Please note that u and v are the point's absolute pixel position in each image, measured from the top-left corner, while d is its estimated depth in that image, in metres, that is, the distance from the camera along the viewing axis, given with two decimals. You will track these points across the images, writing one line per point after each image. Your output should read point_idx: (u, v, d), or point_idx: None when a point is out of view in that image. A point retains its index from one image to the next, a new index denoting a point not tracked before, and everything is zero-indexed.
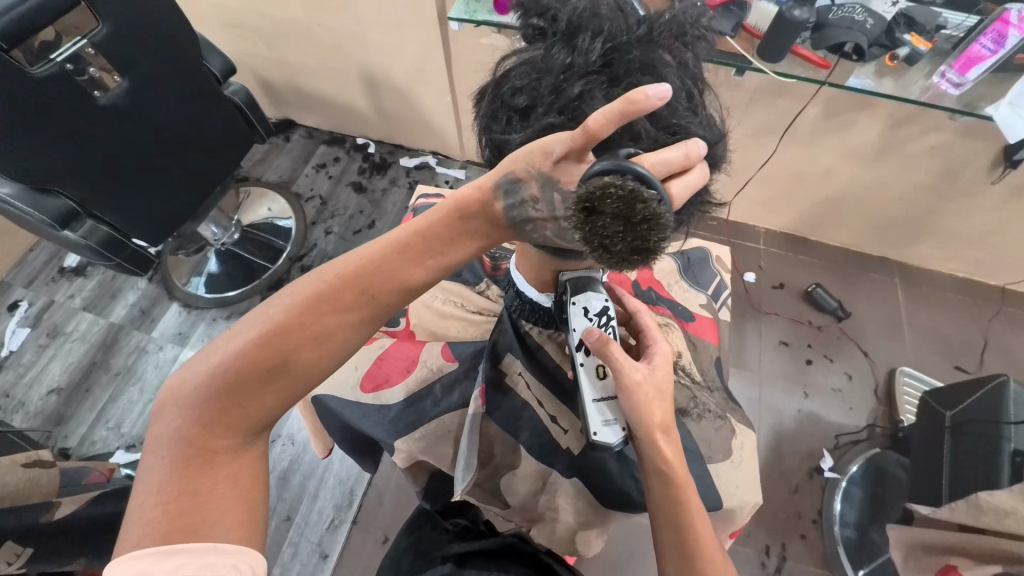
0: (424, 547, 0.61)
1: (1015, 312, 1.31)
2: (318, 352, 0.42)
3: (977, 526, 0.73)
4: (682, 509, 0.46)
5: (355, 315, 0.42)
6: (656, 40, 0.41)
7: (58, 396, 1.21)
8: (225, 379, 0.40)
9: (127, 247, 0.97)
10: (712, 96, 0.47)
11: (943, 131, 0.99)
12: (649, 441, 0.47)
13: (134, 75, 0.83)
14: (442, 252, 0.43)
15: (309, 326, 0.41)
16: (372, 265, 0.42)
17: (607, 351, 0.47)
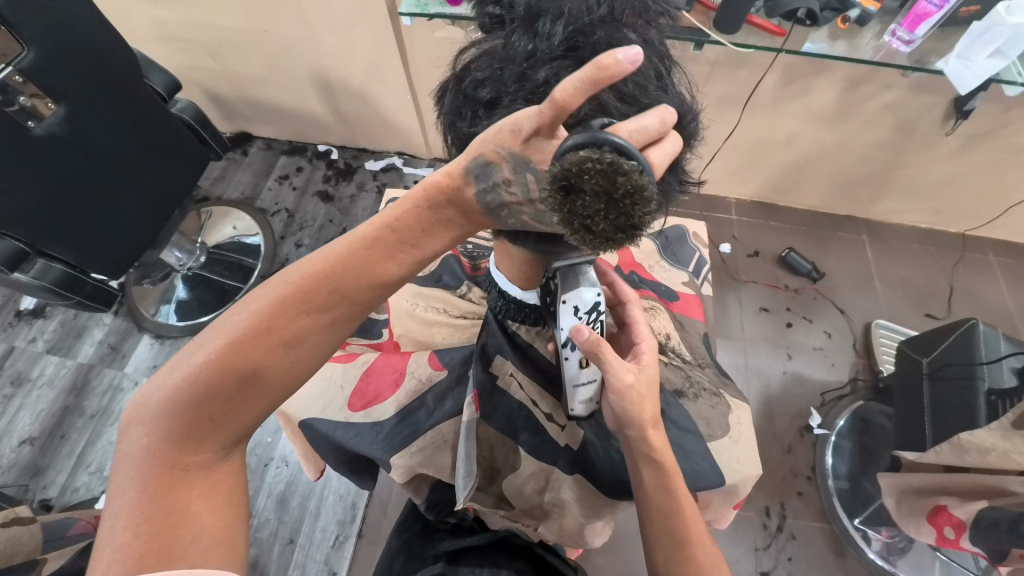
0: (415, 548, 0.61)
1: (976, 256, 1.37)
2: (291, 357, 0.40)
3: (962, 465, 0.77)
4: (672, 500, 0.47)
5: (328, 317, 0.41)
6: (621, 19, 0.39)
7: (31, 446, 1.15)
8: (191, 391, 0.38)
9: (87, 283, 0.93)
10: (680, 72, 0.46)
11: (897, 88, 1.01)
12: (642, 432, 0.47)
13: (71, 101, 0.78)
14: (415, 243, 0.41)
15: (276, 331, 0.39)
16: (340, 263, 0.40)
17: (598, 351, 0.45)
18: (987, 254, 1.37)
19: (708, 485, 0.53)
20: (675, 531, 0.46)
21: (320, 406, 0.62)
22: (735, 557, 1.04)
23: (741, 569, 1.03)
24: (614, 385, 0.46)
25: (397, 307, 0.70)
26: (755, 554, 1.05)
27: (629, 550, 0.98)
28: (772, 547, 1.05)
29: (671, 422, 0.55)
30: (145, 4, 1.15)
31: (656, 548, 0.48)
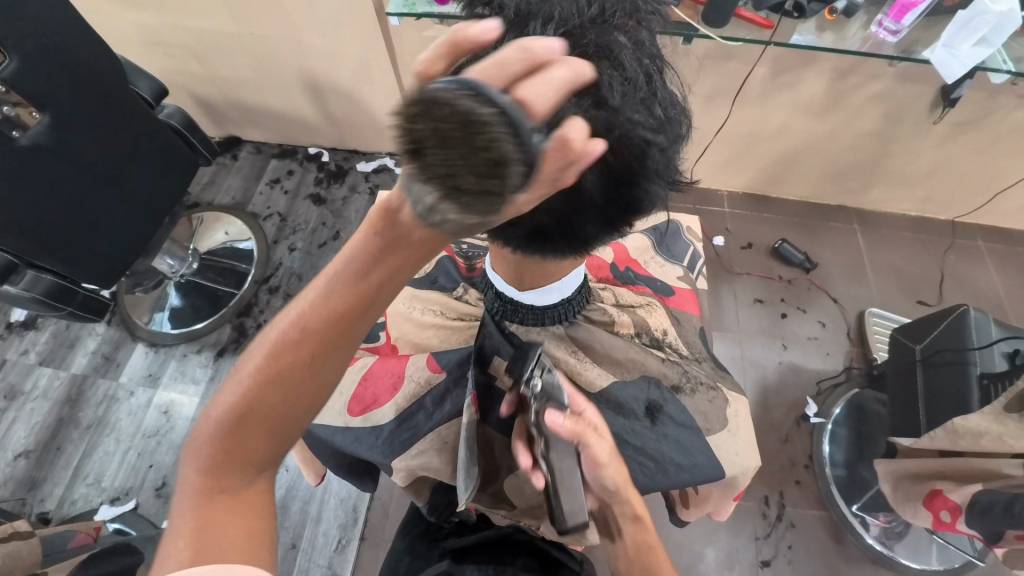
0: (420, 548, 0.62)
1: (966, 242, 1.38)
2: (291, 408, 0.35)
3: (956, 450, 0.78)
4: (648, 551, 0.53)
5: (308, 362, 0.34)
6: (611, 21, 0.36)
7: (27, 460, 1.14)
8: (210, 443, 0.36)
9: (78, 293, 0.92)
10: (672, 73, 0.43)
11: (885, 78, 1.02)
12: (623, 494, 0.51)
13: (55, 109, 0.77)
14: (377, 267, 0.32)
15: (271, 382, 0.34)
16: (305, 306, 0.33)
17: (575, 430, 0.47)
18: (977, 240, 1.39)
19: (707, 478, 0.54)
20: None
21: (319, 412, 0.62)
22: (735, 547, 1.05)
23: (741, 558, 1.05)
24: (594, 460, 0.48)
25: (393, 311, 0.69)
26: (754, 543, 1.06)
27: None
28: (772, 536, 1.06)
29: (670, 418, 0.56)
30: (128, 9, 1.13)
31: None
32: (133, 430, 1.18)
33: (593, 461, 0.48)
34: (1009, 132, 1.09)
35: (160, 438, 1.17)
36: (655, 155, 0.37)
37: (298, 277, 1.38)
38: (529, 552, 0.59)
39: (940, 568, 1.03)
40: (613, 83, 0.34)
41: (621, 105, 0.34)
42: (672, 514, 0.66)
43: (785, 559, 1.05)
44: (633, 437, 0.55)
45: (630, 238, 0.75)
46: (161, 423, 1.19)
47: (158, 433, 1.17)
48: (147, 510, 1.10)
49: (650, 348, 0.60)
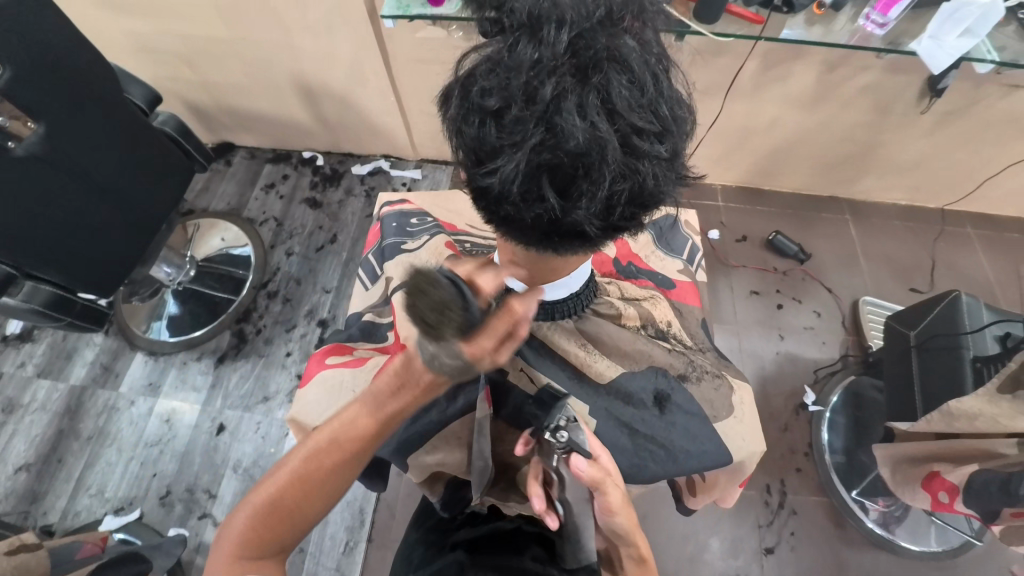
0: (434, 539, 0.62)
1: (955, 229, 1.41)
2: (320, 497, 0.44)
3: (952, 432, 0.79)
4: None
5: (337, 468, 0.43)
6: (618, 23, 0.37)
7: (28, 473, 1.14)
8: (248, 523, 0.43)
9: (76, 303, 0.92)
10: (677, 70, 0.42)
11: (873, 70, 1.04)
12: (631, 538, 0.51)
13: (52, 119, 0.77)
14: (393, 401, 0.42)
15: (301, 484, 0.43)
16: (339, 423, 0.43)
17: (595, 480, 0.48)
18: (966, 228, 1.41)
19: (714, 464, 0.56)
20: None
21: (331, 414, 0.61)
22: (739, 535, 1.07)
23: (745, 546, 1.06)
24: (606, 504, 0.49)
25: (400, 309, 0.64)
26: (757, 531, 1.07)
27: None
28: (774, 524, 1.08)
29: (677, 406, 0.57)
30: (119, 17, 1.13)
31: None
32: (134, 440, 1.17)
33: (605, 504, 0.49)
34: (993, 120, 1.11)
35: (162, 447, 1.16)
36: (662, 154, 0.39)
37: (296, 282, 1.37)
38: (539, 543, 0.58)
39: (939, 549, 1.05)
40: (623, 89, 0.36)
41: (628, 110, 0.36)
42: (678, 503, 0.67)
43: (788, 546, 1.06)
44: (642, 425, 0.56)
45: None
46: (163, 431, 1.18)
47: (160, 441, 1.17)
48: (151, 519, 1.09)
49: (656, 339, 0.61)
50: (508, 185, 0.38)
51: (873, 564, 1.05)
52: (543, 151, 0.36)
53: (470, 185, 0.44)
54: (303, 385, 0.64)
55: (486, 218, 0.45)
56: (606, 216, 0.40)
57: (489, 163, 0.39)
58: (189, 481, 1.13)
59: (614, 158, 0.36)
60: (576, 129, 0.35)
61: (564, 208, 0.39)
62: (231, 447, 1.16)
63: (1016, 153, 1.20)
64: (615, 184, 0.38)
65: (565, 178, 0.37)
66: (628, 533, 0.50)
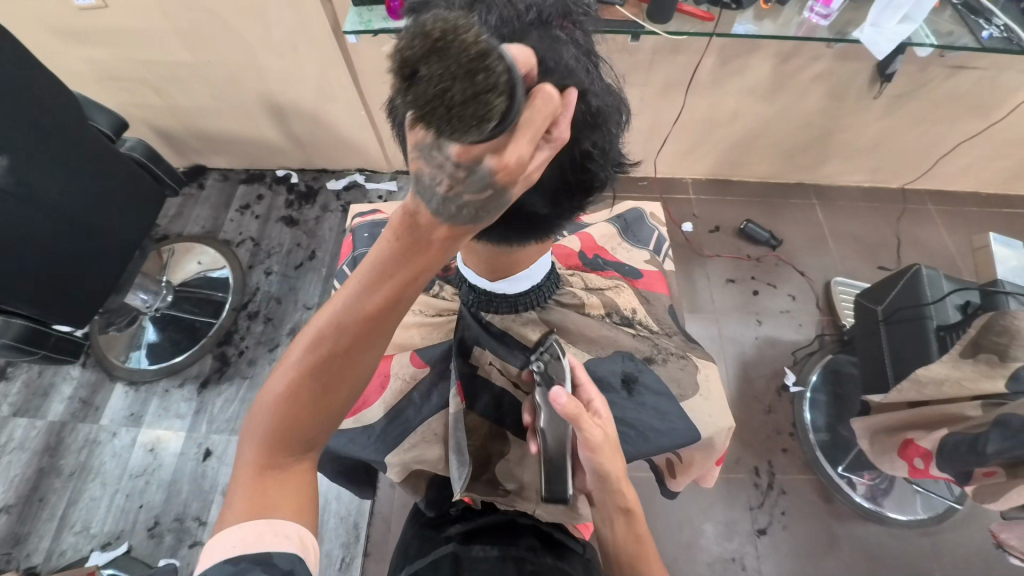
0: (428, 533, 0.61)
1: (916, 207, 1.47)
2: (337, 400, 0.39)
3: (922, 399, 0.82)
4: (638, 546, 0.55)
5: (350, 361, 0.37)
6: (546, 23, 0.38)
7: (9, 515, 1.11)
8: (264, 431, 0.38)
9: (51, 335, 0.92)
10: (606, 66, 0.44)
11: (824, 59, 1.08)
12: (618, 486, 0.53)
13: (15, 152, 0.76)
14: (405, 273, 0.34)
15: (314, 383, 0.37)
16: (342, 309, 0.36)
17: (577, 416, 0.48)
18: (927, 205, 1.47)
19: (685, 441, 0.57)
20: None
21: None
22: (731, 519, 1.09)
23: (739, 528, 1.08)
24: (586, 444, 0.50)
25: None
26: (750, 513, 1.09)
27: None
28: (765, 504, 1.10)
29: (645, 387, 0.59)
30: (80, 46, 1.12)
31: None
32: (119, 472, 1.15)
33: (588, 443, 0.50)
34: (942, 100, 1.17)
35: (148, 477, 1.14)
36: (598, 139, 0.40)
37: (276, 301, 1.37)
38: (535, 534, 0.60)
39: (925, 516, 1.08)
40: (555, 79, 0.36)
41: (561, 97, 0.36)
42: (660, 485, 0.69)
43: (780, 525, 1.08)
44: (614, 409, 0.57)
45: (597, 227, 0.78)
46: (148, 461, 1.16)
47: (146, 472, 1.15)
48: (140, 552, 1.07)
49: (621, 326, 0.63)
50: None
51: (863, 536, 1.07)
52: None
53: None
54: None
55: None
56: (547, 197, 0.41)
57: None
58: (177, 510, 1.11)
59: None
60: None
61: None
62: (219, 472, 1.15)
63: (966, 131, 1.25)
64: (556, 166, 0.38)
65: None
66: (614, 483, 0.53)
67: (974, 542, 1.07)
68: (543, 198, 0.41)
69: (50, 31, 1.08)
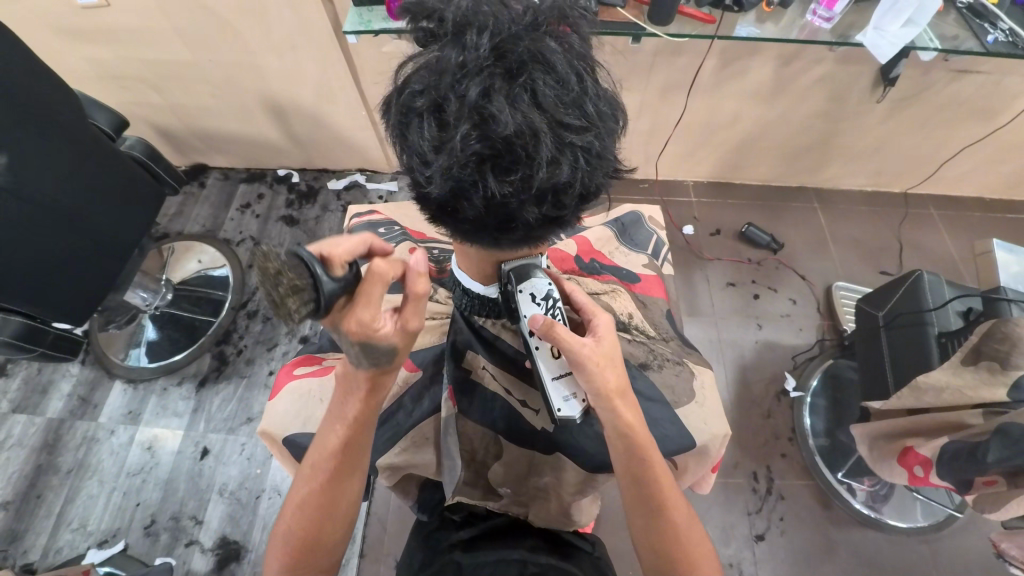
0: (432, 541, 0.60)
1: (919, 212, 1.46)
2: (337, 511, 0.52)
3: (921, 406, 0.82)
4: (644, 467, 0.51)
5: (338, 479, 0.51)
6: (541, 27, 0.38)
7: (6, 511, 1.11)
8: (290, 543, 0.52)
9: (49, 333, 0.92)
10: (603, 70, 0.43)
11: (826, 62, 1.08)
12: (609, 402, 0.50)
13: (14, 150, 0.76)
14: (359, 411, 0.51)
15: (317, 500, 0.51)
16: (321, 444, 0.51)
17: (553, 334, 0.49)
18: (929, 209, 1.46)
19: (679, 448, 0.57)
20: (648, 499, 0.51)
21: (303, 421, 0.61)
22: (729, 524, 1.08)
23: (736, 534, 1.07)
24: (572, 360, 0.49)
25: None
26: (747, 518, 1.09)
27: (622, 529, 1.01)
28: (763, 510, 1.09)
29: (639, 394, 0.58)
30: (81, 45, 1.12)
31: (635, 516, 0.52)
32: (116, 470, 1.15)
33: (573, 358, 0.49)
34: (945, 105, 1.16)
35: (145, 476, 1.14)
36: (594, 144, 0.39)
37: None
38: (539, 535, 0.60)
39: (925, 524, 1.07)
40: (549, 89, 0.36)
41: (555, 107, 0.36)
42: None
43: (777, 531, 1.08)
44: None
45: (594, 230, 0.77)
46: (145, 459, 1.16)
47: (143, 470, 1.15)
48: (137, 550, 1.07)
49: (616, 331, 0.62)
50: (444, 178, 0.38)
51: (861, 542, 1.07)
52: (471, 141, 0.36)
53: (412, 187, 0.44)
54: (273, 397, 0.65)
55: (430, 215, 0.45)
56: (543, 203, 0.40)
57: (423, 163, 0.39)
58: (174, 509, 1.11)
59: (546, 150, 0.36)
60: (505, 114, 0.35)
61: (501, 193, 0.38)
62: (215, 471, 1.15)
63: (969, 136, 1.24)
64: (550, 170, 0.38)
65: (499, 166, 0.37)
66: (603, 399, 0.50)
67: (974, 550, 1.06)
68: (541, 210, 0.41)
69: (51, 29, 1.08)
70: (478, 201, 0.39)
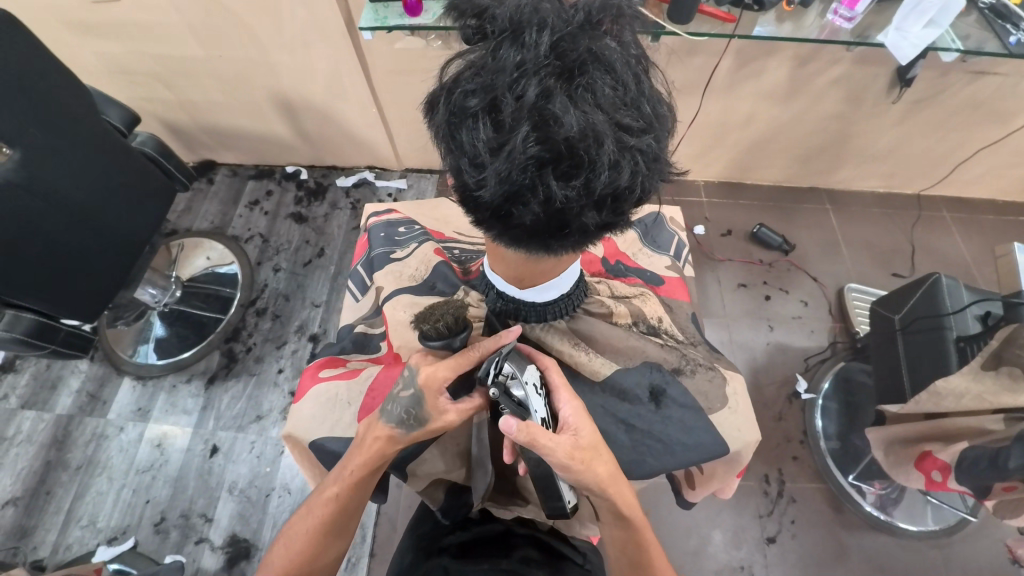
0: (425, 542, 0.61)
1: (931, 214, 1.45)
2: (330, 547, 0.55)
3: (940, 412, 0.81)
4: (639, 549, 0.53)
5: (338, 521, 0.54)
6: (598, 25, 0.37)
7: (15, 507, 1.11)
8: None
9: (61, 330, 0.92)
10: (656, 71, 0.42)
11: (843, 63, 1.07)
12: (604, 491, 0.50)
13: (25, 146, 0.75)
14: (377, 461, 0.53)
15: (316, 538, 0.54)
16: (331, 488, 0.54)
17: (536, 438, 0.46)
18: (941, 212, 1.45)
19: (712, 454, 0.56)
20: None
21: (329, 426, 0.61)
22: (740, 526, 1.08)
23: (747, 536, 1.07)
24: (555, 462, 0.48)
25: (393, 319, 0.65)
26: (759, 521, 1.08)
27: None
28: (774, 513, 1.09)
29: (672, 400, 0.58)
30: (91, 39, 1.11)
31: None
32: (125, 467, 1.15)
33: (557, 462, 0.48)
34: (960, 107, 1.15)
35: (155, 473, 1.14)
36: (652, 148, 0.38)
37: (285, 298, 1.36)
38: (532, 545, 0.60)
39: (937, 528, 1.07)
40: (608, 91, 0.36)
41: (613, 109, 0.36)
42: (677, 496, 0.67)
43: (789, 534, 1.07)
44: (639, 421, 0.57)
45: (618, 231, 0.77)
46: (155, 457, 1.16)
47: (152, 467, 1.15)
48: (146, 547, 1.07)
49: (648, 335, 0.62)
50: (499, 182, 0.37)
51: (873, 546, 1.06)
52: (531, 143, 0.35)
53: (458, 190, 0.42)
54: (297, 401, 0.64)
55: (475, 221, 0.44)
56: (601, 209, 0.39)
57: (477, 165, 0.38)
58: (183, 506, 1.11)
59: (608, 152, 0.36)
60: (567, 116, 0.34)
61: (560, 197, 0.37)
62: (225, 469, 1.14)
63: (984, 138, 1.23)
64: (610, 175, 0.37)
65: (559, 170, 0.36)
66: (597, 489, 0.50)
67: (988, 556, 1.05)
68: (599, 216, 0.40)
69: (61, 24, 1.07)
70: (535, 207, 0.38)
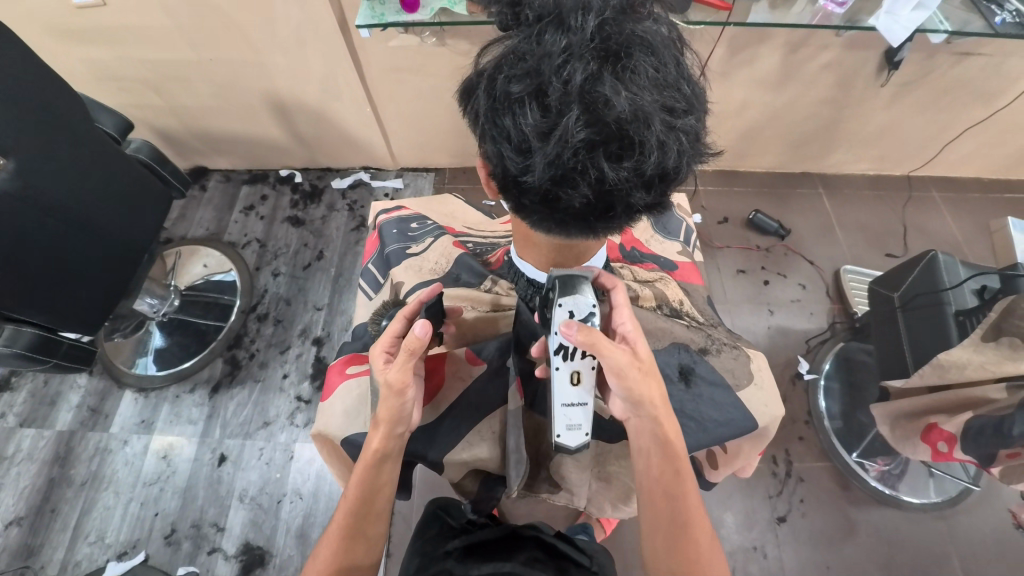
0: (428, 547, 0.60)
1: (921, 195, 1.48)
2: (357, 557, 0.54)
3: (944, 384, 0.83)
4: (677, 480, 0.52)
5: (362, 522, 0.54)
6: (637, 10, 0.39)
7: (20, 527, 1.09)
8: None
9: (62, 343, 0.90)
10: (690, 54, 0.44)
11: (833, 48, 1.08)
12: (652, 410, 0.52)
13: (21, 156, 0.74)
14: (380, 447, 0.54)
15: (344, 545, 0.53)
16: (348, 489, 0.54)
17: (592, 342, 0.48)
18: (931, 192, 1.48)
19: (742, 430, 0.57)
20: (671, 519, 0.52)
21: (361, 419, 0.61)
22: (751, 508, 1.09)
23: (759, 517, 1.09)
24: (613, 368, 0.50)
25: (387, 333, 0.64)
26: (769, 501, 1.10)
27: None
28: (783, 493, 1.11)
29: (702, 378, 0.59)
30: (77, 46, 1.09)
31: (655, 537, 0.53)
32: (131, 481, 1.13)
33: (613, 369, 0.50)
34: (949, 87, 1.17)
35: (163, 484, 1.13)
36: (694, 128, 0.40)
37: (286, 302, 1.35)
38: (538, 546, 0.58)
39: (939, 500, 1.09)
40: (651, 74, 0.37)
41: (658, 90, 0.37)
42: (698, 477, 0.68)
43: (799, 512, 1.09)
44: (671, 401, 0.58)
45: None
46: (161, 468, 1.14)
47: (160, 479, 1.13)
48: (158, 560, 1.05)
49: (673, 318, 0.63)
50: (549, 166, 0.38)
51: (881, 520, 1.09)
52: (581, 126, 0.36)
53: (498, 177, 0.43)
54: (325, 398, 0.64)
55: (515, 207, 0.45)
56: (649, 188, 0.40)
57: (523, 151, 0.39)
58: (194, 517, 1.09)
59: (657, 131, 0.37)
60: (618, 98, 0.36)
61: (612, 178, 0.38)
62: (235, 477, 1.13)
63: (971, 118, 1.26)
64: (659, 155, 0.38)
65: (610, 152, 0.37)
66: (646, 405, 0.52)
67: (990, 524, 1.08)
68: (648, 195, 0.41)
69: (44, 30, 1.05)
70: (586, 189, 0.39)
